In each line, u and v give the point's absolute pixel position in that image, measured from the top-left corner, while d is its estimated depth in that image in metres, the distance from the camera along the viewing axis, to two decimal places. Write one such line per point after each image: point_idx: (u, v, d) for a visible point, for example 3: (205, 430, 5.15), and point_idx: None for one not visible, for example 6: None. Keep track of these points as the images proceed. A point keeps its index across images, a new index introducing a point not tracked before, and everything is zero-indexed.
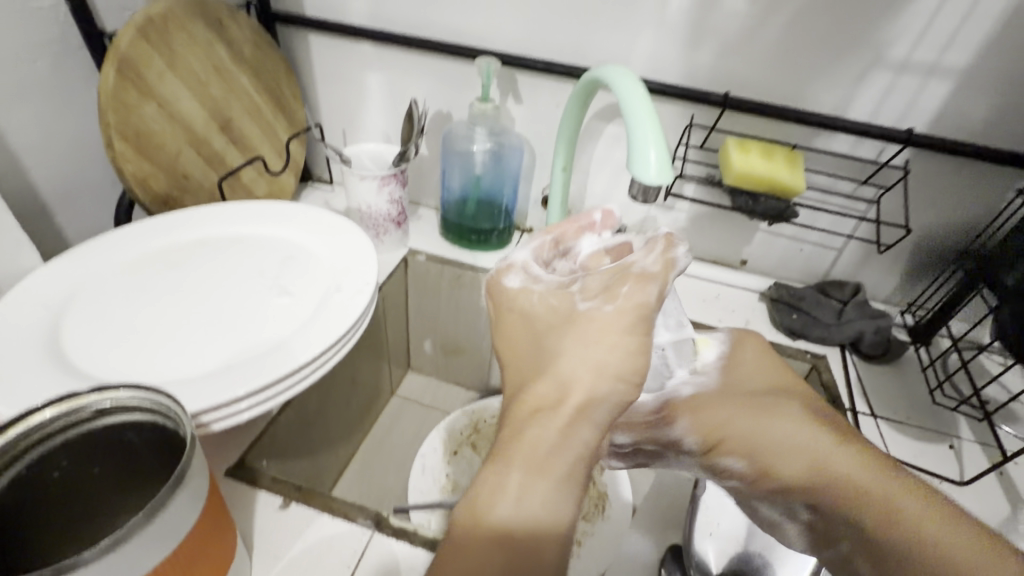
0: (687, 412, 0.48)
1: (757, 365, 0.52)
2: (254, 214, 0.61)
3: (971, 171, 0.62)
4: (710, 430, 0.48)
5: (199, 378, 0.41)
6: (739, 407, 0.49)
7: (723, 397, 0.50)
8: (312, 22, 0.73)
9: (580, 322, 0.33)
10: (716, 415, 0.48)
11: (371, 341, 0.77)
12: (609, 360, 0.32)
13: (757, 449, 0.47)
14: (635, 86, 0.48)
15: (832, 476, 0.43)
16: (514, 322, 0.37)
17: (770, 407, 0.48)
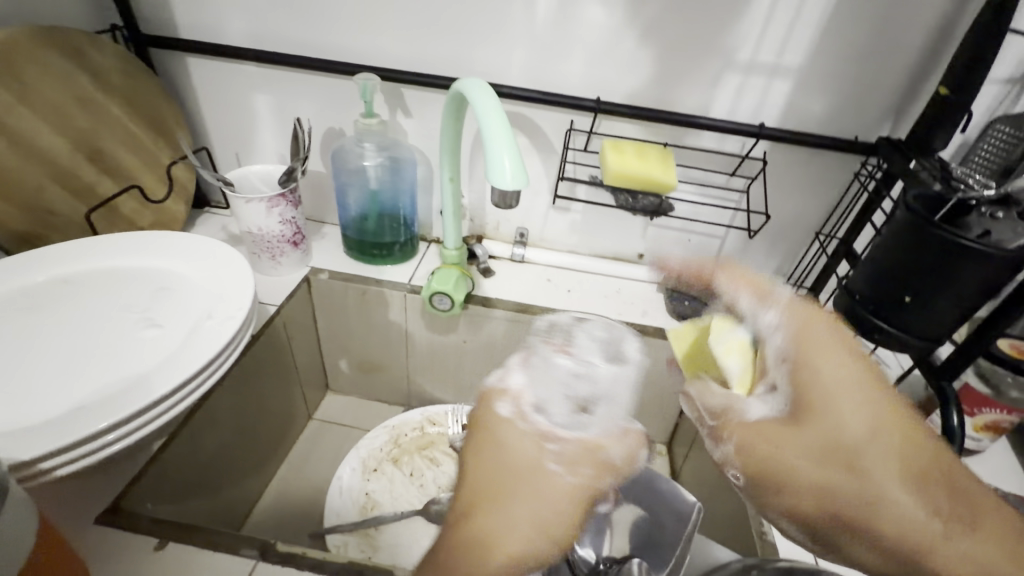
0: (749, 438, 0.40)
1: (819, 345, 0.41)
2: (122, 247, 0.58)
3: (820, 160, 0.69)
4: (777, 463, 0.38)
5: (44, 424, 0.39)
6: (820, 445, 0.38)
7: (803, 426, 0.39)
8: (186, 44, 0.71)
9: (540, 469, 0.37)
10: (791, 450, 0.38)
11: (279, 367, 0.75)
12: (551, 513, 0.36)
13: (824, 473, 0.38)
14: (491, 99, 0.50)
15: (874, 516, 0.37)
16: (482, 438, 0.39)
17: (850, 438, 0.38)
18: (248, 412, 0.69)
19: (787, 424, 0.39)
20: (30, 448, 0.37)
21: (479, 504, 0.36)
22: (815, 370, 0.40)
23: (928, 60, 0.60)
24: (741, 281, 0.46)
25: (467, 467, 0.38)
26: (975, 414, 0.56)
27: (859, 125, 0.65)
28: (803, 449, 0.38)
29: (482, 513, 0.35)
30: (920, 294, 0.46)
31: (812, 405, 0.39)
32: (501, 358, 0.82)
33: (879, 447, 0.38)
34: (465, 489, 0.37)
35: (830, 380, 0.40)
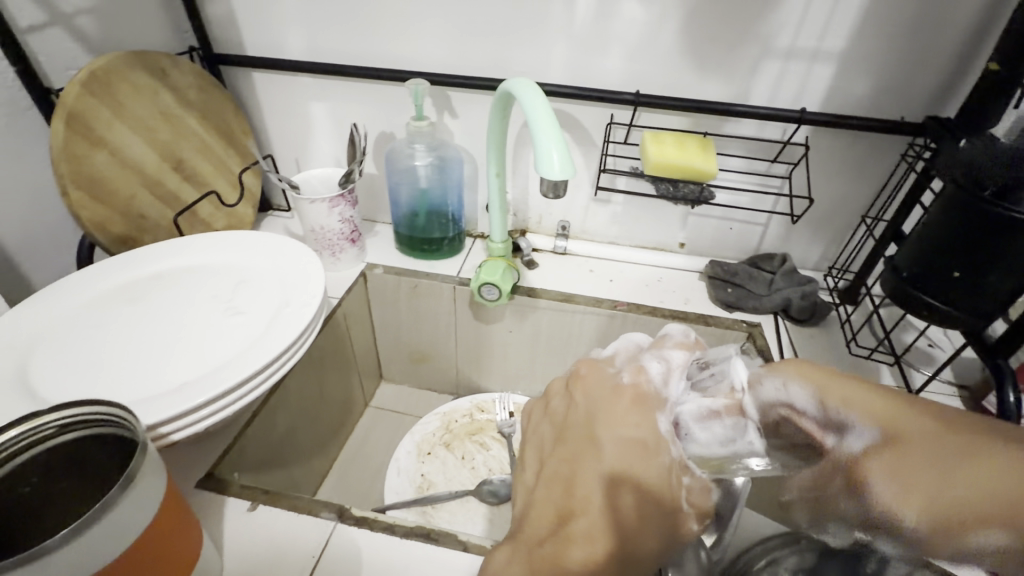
0: (900, 503, 0.29)
1: (836, 386, 0.34)
2: (205, 246, 0.65)
3: (864, 142, 0.69)
4: (953, 522, 0.28)
5: (157, 395, 0.45)
6: (972, 488, 0.28)
7: (907, 467, 0.30)
8: (253, 60, 0.77)
9: (674, 496, 0.35)
10: (957, 501, 0.28)
11: (339, 355, 0.81)
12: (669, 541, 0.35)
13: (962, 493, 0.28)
14: (538, 96, 0.53)
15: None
16: (630, 443, 0.36)
17: (980, 464, 0.28)
18: (313, 397, 0.75)
19: (902, 462, 0.30)
20: (147, 415, 0.43)
21: (604, 523, 0.34)
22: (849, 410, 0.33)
23: (977, 36, 0.59)
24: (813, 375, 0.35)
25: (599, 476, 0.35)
26: None
27: (905, 105, 0.65)
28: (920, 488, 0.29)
29: (603, 529, 0.34)
30: (967, 269, 0.47)
31: (887, 466, 0.30)
32: (545, 347, 0.85)
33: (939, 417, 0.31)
34: (594, 502, 0.34)
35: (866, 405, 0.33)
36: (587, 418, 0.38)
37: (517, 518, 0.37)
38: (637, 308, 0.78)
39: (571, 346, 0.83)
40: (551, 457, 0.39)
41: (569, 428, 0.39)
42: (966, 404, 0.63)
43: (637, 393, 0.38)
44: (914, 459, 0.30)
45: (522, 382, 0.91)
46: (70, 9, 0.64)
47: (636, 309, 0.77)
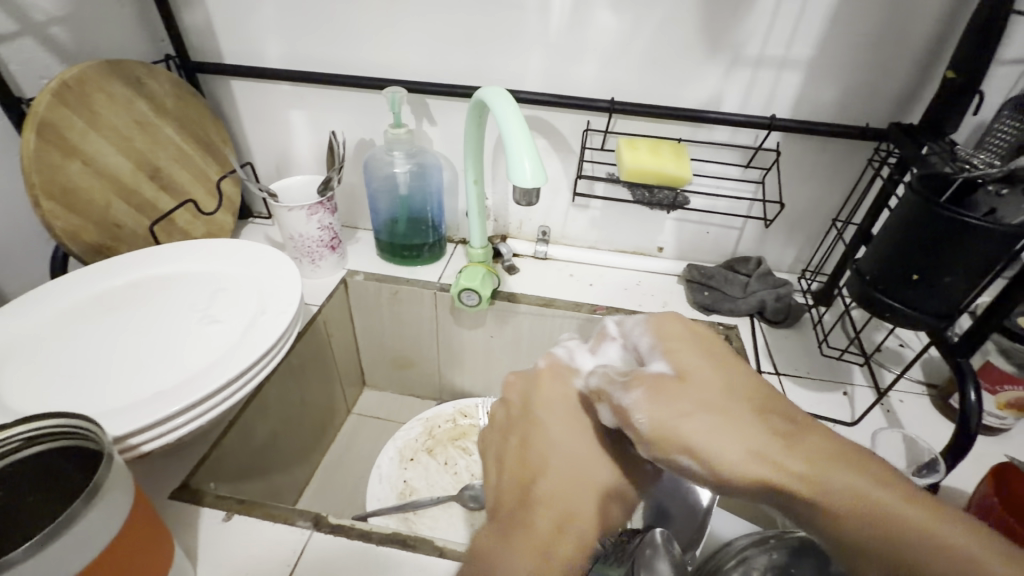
0: (654, 420, 0.34)
1: (675, 340, 0.40)
2: (184, 254, 0.64)
3: (833, 148, 0.70)
4: (688, 443, 0.33)
5: (128, 406, 0.45)
6: (727, 424, 0.34)
7: (683, 399, 0.35)
8: (231, 68, 0.77)
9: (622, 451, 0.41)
10: (706, 428, 0.33)
11: (320, 361, 0.81)
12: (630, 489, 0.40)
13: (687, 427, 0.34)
14: (510, 105, 0.54)
15: (891, 525, 0.28)
16: (564, 408, 0.43)
17: (743, 414, 0.34)
18: (293, 405, 0.75)
19: (678, 395, 0.35)
20: (116, 426, 0.43)
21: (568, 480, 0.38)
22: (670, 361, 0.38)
23: (936, 45, 0.61)
24: (665, 326, 0.41)
25: (556, 444, 0.41)
26: (997, 391, 0.57)
27: (870, 112, 0.67)
28: (662, 414, 0.34)
29: (570, 486, 0.38)
30: (926, 272, 0.48)
31: (668, 391, 0.35)
32: (526, 351, 0.85)
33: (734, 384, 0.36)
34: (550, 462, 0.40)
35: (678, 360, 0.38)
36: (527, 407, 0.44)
37: (488, 511, 0.39)
38: (616, 311, 0.78)
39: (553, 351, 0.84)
40: (505, 450, 0.42)
41: (517, 422, 0.44)
42: (933, 402, 0.65)
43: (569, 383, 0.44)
44: (695, 394, 0.35)
45: None
46: (43, 18, 0.63)
47: (615, 312, 0.78)
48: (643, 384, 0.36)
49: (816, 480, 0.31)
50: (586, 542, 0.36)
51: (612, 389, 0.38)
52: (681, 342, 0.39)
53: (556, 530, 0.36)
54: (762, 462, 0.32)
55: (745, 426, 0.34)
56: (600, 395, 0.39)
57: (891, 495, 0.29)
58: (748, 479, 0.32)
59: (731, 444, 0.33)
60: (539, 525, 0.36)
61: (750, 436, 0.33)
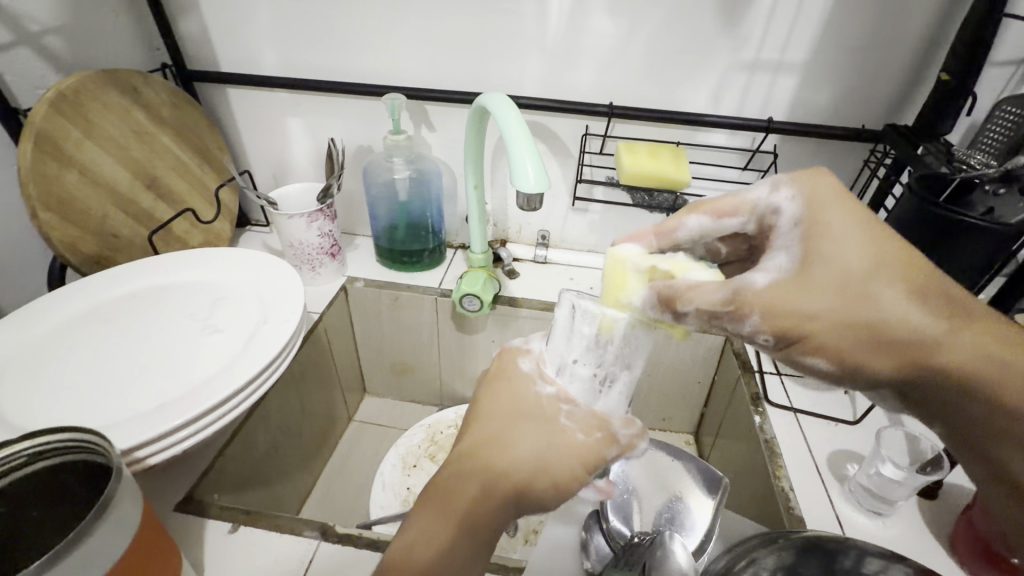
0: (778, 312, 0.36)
1: (829, 213, 0.37)
2: (184, 264, 0.64)
3: (829, 149, 0.71)
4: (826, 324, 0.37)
5: (133, 418, 0.45)
6: (873, 304, 0.36)
7: (821, 285, 0.36)
8: (227, 76, 0.77)
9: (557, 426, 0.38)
10: (850, 308, 0.36)
11: (320, 370, 0.80)
12: (545, 466, 0.37)
13: (847, 321, 0.36)
14: (512, 111, 0.54)
15: (1011, 370, 0.36)
16: (501, 385, 0.41)
17: (893, 286, 0.37)
18: (295, 413, 0.74)
19: (825, 288, 0.36)
20: (120, 440, 0.42)
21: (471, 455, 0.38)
22: (822, 246, 0.37)
23: (929, 47, 0.62)
24: (812, 191, 0.38)
25: (478, 416, 0.40)
26: None
27: (865, 114, 0.68)
28: (826, 309, 0.36)
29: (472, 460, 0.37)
30: None
31: (816, 271, 0.37)
32: None
33: (888, 265, 0.37)
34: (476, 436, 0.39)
35: (834, 246, 0.37)
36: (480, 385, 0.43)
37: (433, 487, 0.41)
38: None
39: None
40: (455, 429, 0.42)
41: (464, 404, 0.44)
42: None
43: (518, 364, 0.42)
44: (832, 287, 0.36)
45: None
46: (38, 28, 0.63)
47: None
48: (773, 274, 0.37)
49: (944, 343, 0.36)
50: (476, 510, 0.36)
51: (709, 302, 0.36)
52: (831, 208, 0.38)
53: (453, 495, 0.36)
54: (898, 345, 0.37)
55: (888, 299, 0.36)
56: (681, 303, 0.36)
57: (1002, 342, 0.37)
58: (889, 362, 0.37)
59: (887, 332, 0.36)
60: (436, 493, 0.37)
61: (902, 316, 0.36)
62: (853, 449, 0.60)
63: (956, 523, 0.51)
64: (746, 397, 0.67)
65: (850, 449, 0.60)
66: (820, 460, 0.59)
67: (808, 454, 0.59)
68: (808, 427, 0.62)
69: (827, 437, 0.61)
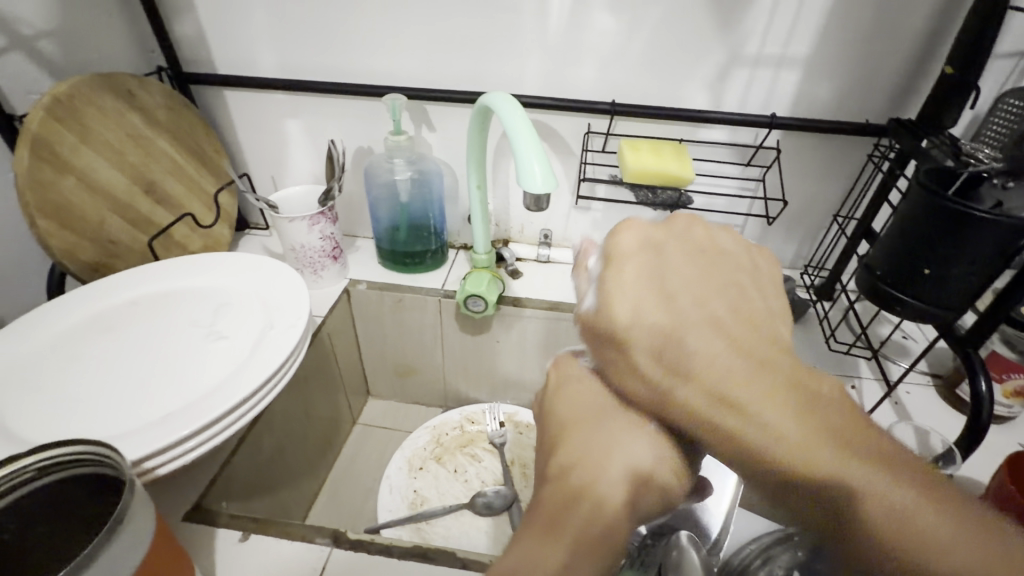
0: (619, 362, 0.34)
1: (646, 264, 0.35)
2: (184, 270, 0.63)
3: (831, 143, 0.71)
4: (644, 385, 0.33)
5: (140, 428, 0.44)
6: (675, 384, 0.31)
7: (627, 334, 0.33)
8: (224, 79, 0.76)
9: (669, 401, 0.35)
10: (666, 377, 0.32)
11: (324, 373, 0.80)
12: (669, 454, 0.33)
13: (642, 367, 0.33)
14: (517, 110, 0.54)
15: (859, 504, 0.27)
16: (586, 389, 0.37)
17: (704, 368, 0.30)
18: (299, 418, 0.74)
19: (624, 340, 0.33)
20: (129, 451, 0.42)
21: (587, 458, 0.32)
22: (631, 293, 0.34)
23: (931, 41, 0.62)
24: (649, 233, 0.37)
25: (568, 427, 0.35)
26: (1003, 380, 0.58)
27: (867, 109, 0.68)
28: (630, 359, 0.33)
29: (583, 467, 0.32)
30: (937, 266, 0.48)
31: (627, 330, 0.33)
32: (533, 355, 0.85)
33: (708, 317, 0.32)
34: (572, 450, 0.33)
35: (641, 295, 0.34)
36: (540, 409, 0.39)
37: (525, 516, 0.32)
38: None
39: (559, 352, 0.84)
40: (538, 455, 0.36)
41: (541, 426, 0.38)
42: (939, 392, 0.66)
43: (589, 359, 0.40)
44: (650, 337, 0.32)
45: (512, 391, 0.91)
46: (31, 32, 0.62)
47: None
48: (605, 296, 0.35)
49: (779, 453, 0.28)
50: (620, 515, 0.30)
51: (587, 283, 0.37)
52: (629, 266, 0.35)
53: (570, 513, 0.30)
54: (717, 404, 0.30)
55: (699, 362, 0.31)
56: (576, 274, 0.39)
57: (857, 458, 0.27)
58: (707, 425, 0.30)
59: (694, 391, 0.31)
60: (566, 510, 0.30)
61: (708, 376, 0.30)
62: None
63: None
64: None
65: None
66: None
67: None
68: None
69: None
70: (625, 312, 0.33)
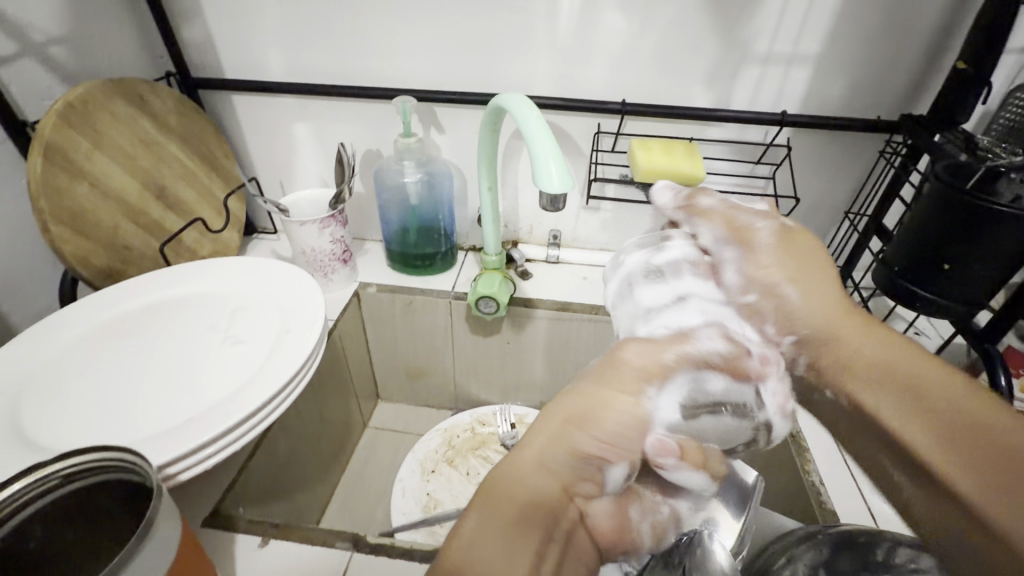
0: (760, 273, 0.42)
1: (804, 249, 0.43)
2: (199, 275, 0.63)
3: (842, 140, 0.71)
4: (780, 291, 0.42)
5: (161, 434, 0.44)
6: (834, 328, 0.41)
7: (821, 283, 0.42)
8: (233, 83, 0.76)
9: (610, 375, 0.36)
10: (800, 290, 0.42)
11: (335, 376, 0.79)
12: (567, 405, 0.35)
13: (829, 320, 0.41)
14: (532, 110, 0.54)
15: (925, 396, 0.36)
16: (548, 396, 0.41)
17: (851, 312, 0.41)
18: (312, 422, 0.74)
19: (806, 284, 0.42)
20: (150, 457, 0.41)
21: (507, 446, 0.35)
22: (817, 257, 0.43)
23: (942, 37, 0.62)
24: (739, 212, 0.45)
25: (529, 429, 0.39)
26: (1019, 375, 0.57)
27: (879, 105, 0.68)
28: (818, 313, 0.41)
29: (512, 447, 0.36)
30: (957, 260, 0.48)
31: (790, 263, 0.42)
32: (545, 356, 0.85)
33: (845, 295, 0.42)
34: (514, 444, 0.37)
35: (806, 270, 0.42)
36: None
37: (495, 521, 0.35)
38: None
39: (571, 353, 0.84)
40: None
41: None
42: None
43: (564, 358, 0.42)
44: (817, 296, 0.41)
45: (523, 392, 0.91)
46: (42, 38, 0.62)
47: None
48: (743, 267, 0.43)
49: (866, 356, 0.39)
50: (527, 461, 0.33)
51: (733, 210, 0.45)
52: (794, 244, 0.43)
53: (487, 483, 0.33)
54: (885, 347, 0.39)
55: (852, 322, 0.41)
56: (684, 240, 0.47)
57: (933, 370, 0.37)
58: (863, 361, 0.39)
59: (854, 340, 0.40)
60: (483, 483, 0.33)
61: (862, 332, 0.40)
62: None
63: None
64: None
65: None
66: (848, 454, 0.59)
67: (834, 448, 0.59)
68: None
69: None
70: (772, 233, 0.44)
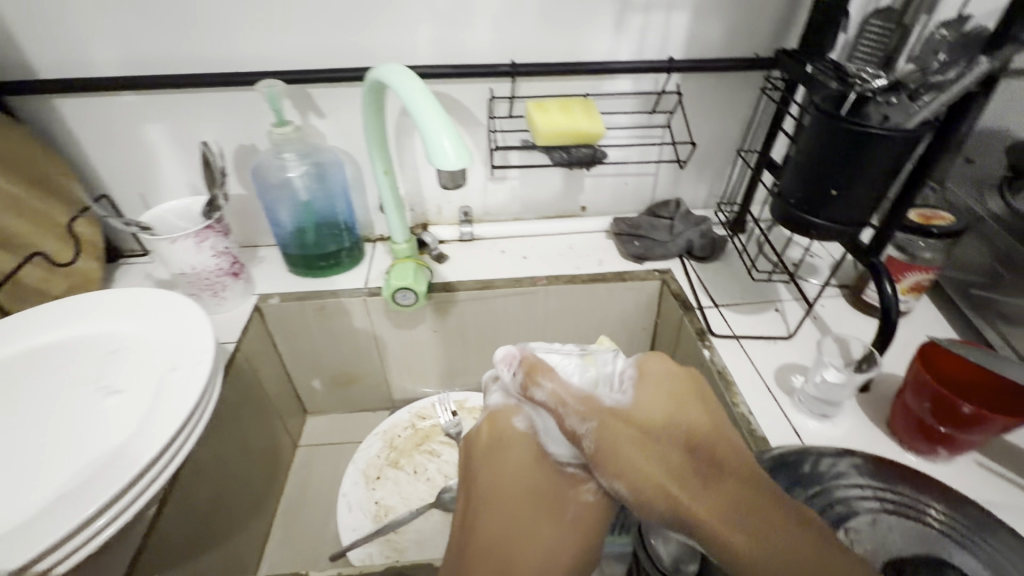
0: (613, 432, 0.40)
1: (644, 392, 0.43)
2: (51, 317, 0.53)
3: (728, 81, 0.73)
4: (606, 461, 0.39)
5: (25, 523, 0.37)
6: (642, 472, 0.38)
7: (631, 429, 0.40)
8: (50, 85, 0.63)
9: (597, 512, 0.41)
10: (626, 455, 0.39)
11: (252, 401, 0.72)
12: (579, 541, 0.40)
13: (634, 471, 0.39)
14: (414, 82, 0.49)
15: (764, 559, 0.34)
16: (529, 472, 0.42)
17: (676, 455, 0.39)
18: (233, 460, 0.66)
19: (620, 424, 0.40)
20: (11, 554, 0.34)
21: (517, 543, 0.38)
22: (620, 419, 0.40)
23: None
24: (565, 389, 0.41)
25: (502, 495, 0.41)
26: (901, 279, 0.63)
27: (756, 42, 0.69)
28: (645, 466, 0.38)
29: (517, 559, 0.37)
30: (842, 186, 0.51)
31: (610, 423, 0.40)
32: (475, 337, 0.82)
33: (656, 446, 0.39)
34: (492, 539, 0.38)
35: (629, 435, 0.40)
36: (484, 452, 0.44)
37: None
38: (555, 279, 0.77)
39: (502, 329, 0.82)
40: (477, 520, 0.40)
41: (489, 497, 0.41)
42: (849, 301, 0.72)
43: (487, 418, 0.46)
44: (653, 446, 0.39)
45: (459, 377, 0.88)
46: None
47: (554, 280, 0.77)
48: (592, 424, 0.40)
49: (692, 504, 0.37)
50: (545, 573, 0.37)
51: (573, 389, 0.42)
52: (652, 385, 0.43)
53: None
54: (680, 482, 0.38)
55: (674, 468, 0.38)
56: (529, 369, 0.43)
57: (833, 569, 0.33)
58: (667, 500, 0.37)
59: (667, 493, 0.38)
60: (482, 566, 0.36)
61: (670, 468, 0.38)
62: (793, 361, 0.65)
63: (890, 409, 0.56)
64: (691, 334, 0.69)
65: (790, 361, 0.64)
66: (768, 377, 0.63)
67: (757, 374, 0.63)
68: (752, 351, 0.65)
69: (771, 356, 0.65)
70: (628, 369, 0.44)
